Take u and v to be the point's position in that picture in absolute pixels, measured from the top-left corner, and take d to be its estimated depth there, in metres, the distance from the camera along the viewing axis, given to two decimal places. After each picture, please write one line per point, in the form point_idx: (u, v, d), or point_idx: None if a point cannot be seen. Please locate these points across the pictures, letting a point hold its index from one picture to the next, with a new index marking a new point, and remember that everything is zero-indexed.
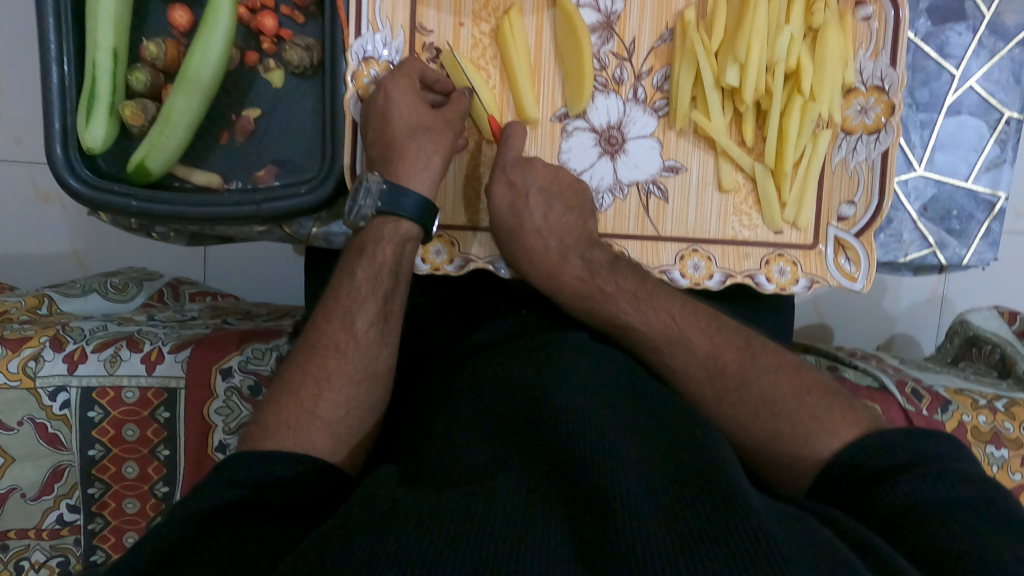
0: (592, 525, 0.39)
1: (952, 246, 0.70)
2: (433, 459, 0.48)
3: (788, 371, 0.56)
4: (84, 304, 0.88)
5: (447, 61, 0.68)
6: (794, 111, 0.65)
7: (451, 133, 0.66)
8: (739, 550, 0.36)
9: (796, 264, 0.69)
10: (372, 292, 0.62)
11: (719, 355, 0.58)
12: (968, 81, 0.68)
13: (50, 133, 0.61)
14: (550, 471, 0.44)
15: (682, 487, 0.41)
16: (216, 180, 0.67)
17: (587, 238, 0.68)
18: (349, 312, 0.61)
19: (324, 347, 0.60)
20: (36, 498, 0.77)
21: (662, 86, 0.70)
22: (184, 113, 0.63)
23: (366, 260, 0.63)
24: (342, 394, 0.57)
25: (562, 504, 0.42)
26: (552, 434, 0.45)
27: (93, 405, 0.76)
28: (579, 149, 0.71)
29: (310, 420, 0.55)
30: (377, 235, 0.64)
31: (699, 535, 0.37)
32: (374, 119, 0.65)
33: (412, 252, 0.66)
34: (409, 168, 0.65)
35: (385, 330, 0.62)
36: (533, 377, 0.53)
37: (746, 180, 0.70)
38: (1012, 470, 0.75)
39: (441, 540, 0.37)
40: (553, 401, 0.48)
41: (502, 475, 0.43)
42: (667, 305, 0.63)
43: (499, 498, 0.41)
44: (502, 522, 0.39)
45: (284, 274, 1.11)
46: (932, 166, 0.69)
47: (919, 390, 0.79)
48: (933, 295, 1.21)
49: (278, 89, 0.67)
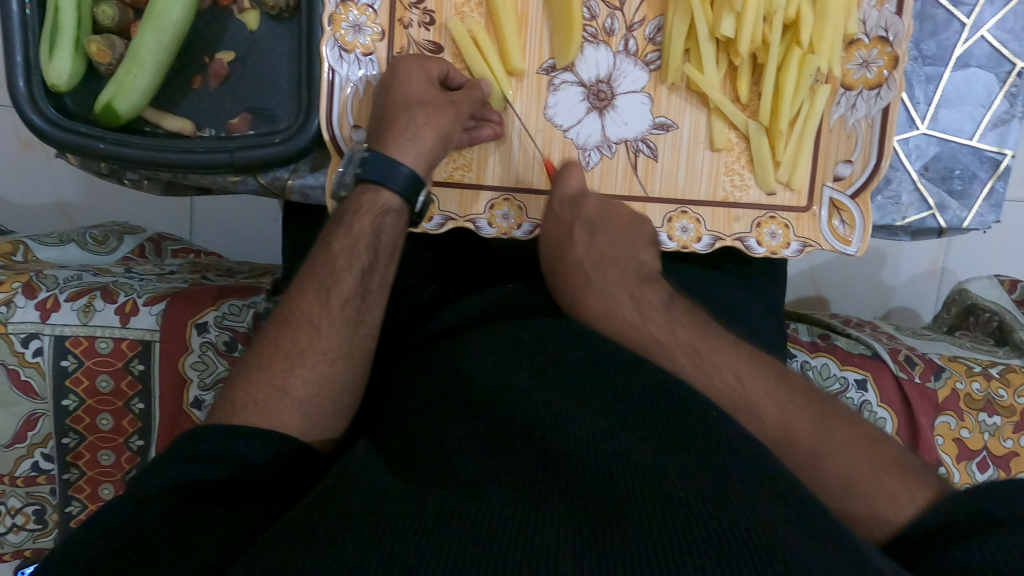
0: (588, 524, 0.38)
1: (952, 208, 0.66)
2: (419, 456, 0.47)
3: (792, 392, 0.56)
4: (61, 253, 0.87)
5: (458, 33, 0.66)
6: (791, 64, 0.62)
7: (453, 114, 0.62)
8: (750, 546, 0.35)
9: (788, 227, 0.66)
10: (350, 266, 0.60)
11: (728, 358, 0.57)
12: (979, 31, 0.63)
13: (12, 65, 0.59)
14: (551, 474, 0.41)
15: (677, 470, 0.41)
16: (189, 127, 0.65)
17: (591, 208, 0.64)
18: (324, 287, 0.59)
19: (297, 322, 0.58)
20: (10, 445, 0.76)
21: (654, 38, 0.67)
22: (152, 52, 0.60)
23: (343, 231, 0.61)
24: (313, 371, 0.56)
25: (565, 504, 0.39)
26: (550, 437, 0.43)
27: (67, 354, 0.75)
28: (566, 105, 0.68)
29: (280, 399, 0.54)
30: (355, 206, 0.61)
31: (711, 540, 0.36)
32: (381, 94, 0.63)
33: (393, 226, 0.62)
34: (396, 140, 0.61)
35: (362, 309, 0.60)
36: (516, 376, 0.50)
37: (740, 139, 0.67)
38: (1004, 438, 0.74)
39: (420, 544, 0.36)
40: (536, 402, 0.46)
41: (491, 482, 0.41)
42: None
43: (488, 499, 0.39)
44: (484, 518, 0.37)
45: (268, 227, 1.09)
46: (935, 125, 0.65)
47: (913, 357, 0.76)
48: (933, 265, 1.17)
49: (253, 32, 0.65)
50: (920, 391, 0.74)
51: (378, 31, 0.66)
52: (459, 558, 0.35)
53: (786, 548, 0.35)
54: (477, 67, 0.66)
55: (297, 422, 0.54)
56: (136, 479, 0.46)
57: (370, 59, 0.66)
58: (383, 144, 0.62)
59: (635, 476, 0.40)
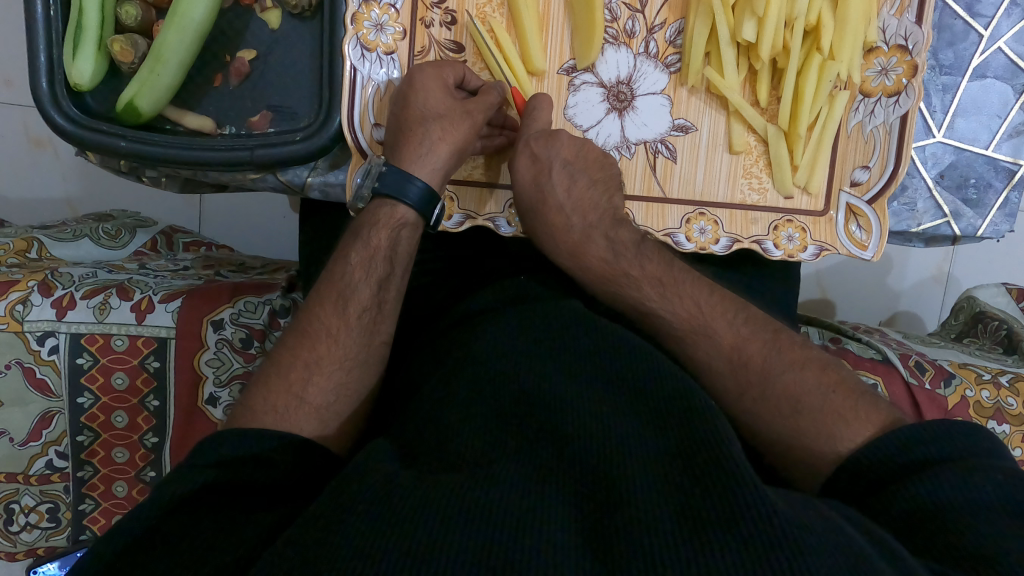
0: (596, 515, 0.39)
1: (966, 217, 0.68)
2: (427, 439, 0.48)
3: (815, 368, 0.54)
4: (74, 250, 0.87)
5: (472, 35, 0.67)
6: (811, 70, 0.63)
7: (469, 124, 0.63)
8: (745, 525, 0.36)
9: (805, 230, 0.67)
10: (366, 279, 0.61)
11: (745, 349, 0.56)
12: (997, 42, 0.65)
13: (35, 65, 0.59)
14: (557, 463, 0.43)
15: (689, 461, 0.41)
16: (209, 125, 0.64)
17: (612, 216, 0.65)
18: (342, 297, 0.60)
19: (315, 331, 0.58)
20: (24, 444, 0.75)
21: (675, 41, 0.68)
22: (175, 51, 0.60)
23: (361, 244, 0.62)
24: (331, 379, 0.56)
25: (567, 493, 0.41)
26: (557, 424, 0.45)
27: (82, 352, 0.75)
28: (585, 105, 0.69)
29: (298, 406, 0.54)
30: (373, 219, 0.63)
31: (706, 521, 0.37)
32: (397, 102, 0.64)
33: (409, 239, 0.64)
34: (412, 154, 0.63)
35: (377, 319, 0.61)
36: (535, 367, 0.50)
37: (758, 142, 0.68)
38: (1013, 445, 0.76)
39: (429, 529, 0.37)
40: (550, 390, 0.47)
41: (500, 463, 0.42)
42: (694, 293, 0.60)
43: (497, 484, 0.40)
44: (490, 504, 0.38)
45: (272, 221, 1.12)
46: (952, 133, 0.67)
47: (923, 363, 0.79)
48: (938, 272, 1.19)
49: (275, 30, 0.65)
50: (930, 396, 0.76)
51: (401, 30, 0.66)
52: (467, 546, 0.36)
53: (803, 534, 0.36)
54: (498, 70, 0.67)
55: (314, 427, 0.54)
56: (166, 481, 0.46)
57: (391, 57, 0.67)
58: (399, 158, 0.63)
59: (645, 470, 0.41)
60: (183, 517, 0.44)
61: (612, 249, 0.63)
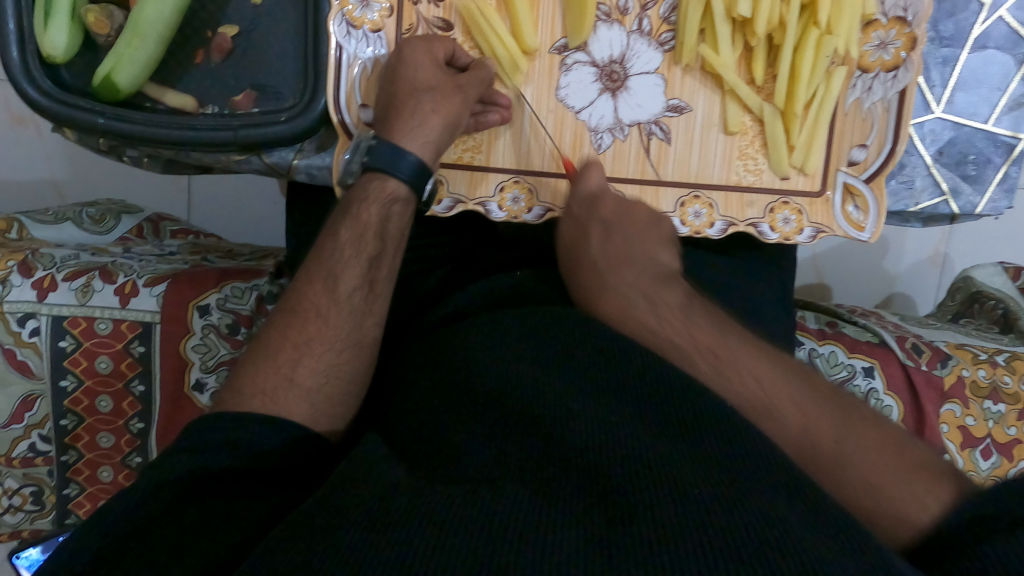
0: (612, 528, 0.37)
1: (966, 194, 0.66)
2: (421, 438, 0.46)
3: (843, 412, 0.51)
4: (58, 233, 0.86)
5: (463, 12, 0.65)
6: (808, 46, 0.61)
7: (460, 98, 0.62)
8: (773, 551, 0.34)
9: (801, 212, 0.66)
10: (359, 254, 0.59)
11: (754, 355, 0.54)
12: (998, 11, 0.63)
13: (4, 34, 0.58)
14: (566, 474, 0.40)
15: (710, 476, 0.39)
16: (191, 104, 0.63)
17: (649, 269, 0.61)
18: (332, 274, 0.58)
19: (305, 309, 0.57)
20: (6, 426, 0.74)
21: (669, 17, 0.66)
22: (153, 24, 0.58)
23: (351, 220, 0.60)
24: (323, 361, 0.55)
25: (579, 506, 0.38)
26: (564, 434, 0.41)
27: (65, 335, 0.74)
28: (578, 85, 0.67)
29: (288, 388, 0.53)
30: (363, 194, 0.60)
31: (731, 544, 0.35)
32: (387, 74, 0.63)
33: (400, 215, 0.62)
34: (403, 127, 0.61)
35: (370, 298, 0.59)
36: (528, 361, 0.48)
37: (754, 122, 0.66)
38: (1008, 425, 0.75)
39: (432, 545, 0.35)
40: (556, 388, 0.45)
41: (507, 478, 0.39)
42: (713, 322, 0.56)
43: (502, 500, 0.37)
44: (497, 525, 0.35)
45: (261, 203, 1.11)
46: (951, 108, 0.65)
47: (920, 345, 0.77)
48: (936, 253, 1.17)
49: (258, 6, 0.63)
50: (927, 377, 0.75)
51: (387, 6, 0.65)
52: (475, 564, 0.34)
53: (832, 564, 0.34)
54: (488, 46, 0.65)
55: (304, 411, 0.52)
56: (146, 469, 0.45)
57: (378, 36, 0.65)
58: (391, 130, 0.61)
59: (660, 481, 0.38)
60: (161, 502, 0.43)
61: (628, 278, 0.60)
